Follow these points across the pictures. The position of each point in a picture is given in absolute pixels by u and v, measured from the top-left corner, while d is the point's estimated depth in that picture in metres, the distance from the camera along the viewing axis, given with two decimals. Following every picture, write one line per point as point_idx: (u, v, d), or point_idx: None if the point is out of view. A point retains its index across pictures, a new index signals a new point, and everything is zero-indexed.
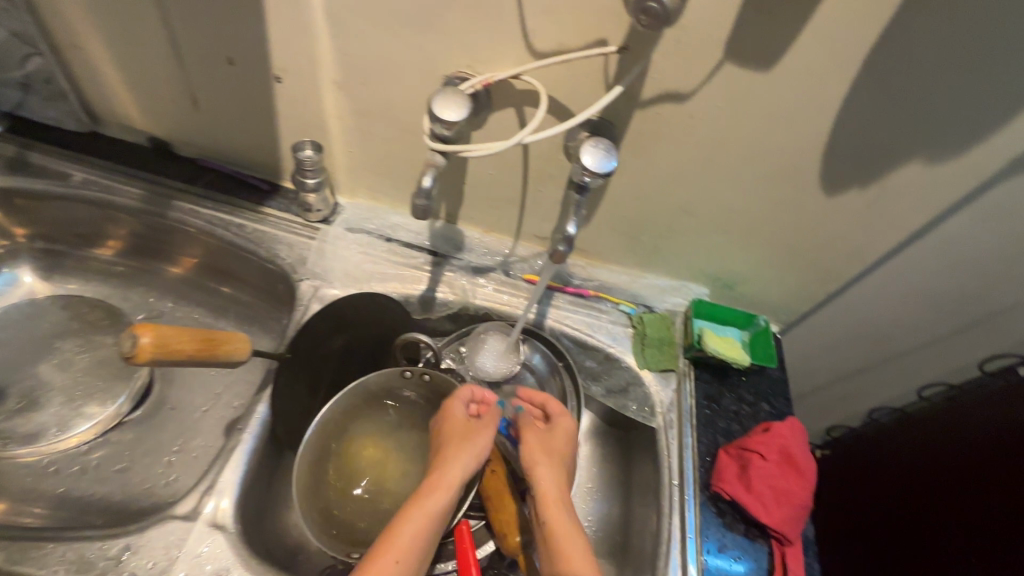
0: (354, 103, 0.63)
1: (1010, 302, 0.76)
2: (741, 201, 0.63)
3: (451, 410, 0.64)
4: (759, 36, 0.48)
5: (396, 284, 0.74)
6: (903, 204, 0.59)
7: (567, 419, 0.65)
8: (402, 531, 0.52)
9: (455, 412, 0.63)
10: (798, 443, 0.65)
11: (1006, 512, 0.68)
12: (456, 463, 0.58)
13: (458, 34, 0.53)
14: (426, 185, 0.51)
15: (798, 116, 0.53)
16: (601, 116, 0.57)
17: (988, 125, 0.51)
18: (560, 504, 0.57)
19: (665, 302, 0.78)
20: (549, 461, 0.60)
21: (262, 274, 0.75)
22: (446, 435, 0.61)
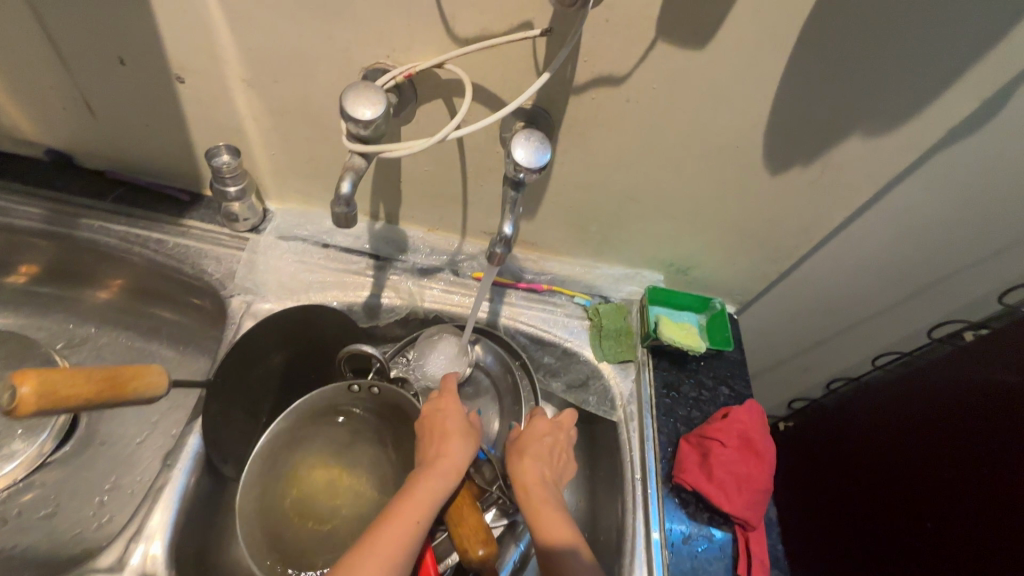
0: (269, 102, 0.58)
1: (952, 267, 0.77)
2: (688, 185, 0.62)
3: (451, 398, 0.63)
4: (690, 14, 0.45)
5: (337, 293, 0.70)
6: (847, 180, 0.58)
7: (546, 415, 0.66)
8: (408, 510, 0.52)
9: (455, 402, 0.63)
10: (756, 426, 0.64)
11: (964, 484, 0.69)
12: (458, 450, 0.58)
13: (371, 21, 0.49)
14: (346, 191, 0.47)
15: (736, 96, 0.51)
16: (535, 104, 0.54)
17: (923, 96, 0.50)
18: (546, 492, 0.58)
19: (621, 291, 0.77)
20: (532, 454, 0.61)
21: (191, 291, 0.70)
22: (453, 422, 0.61)
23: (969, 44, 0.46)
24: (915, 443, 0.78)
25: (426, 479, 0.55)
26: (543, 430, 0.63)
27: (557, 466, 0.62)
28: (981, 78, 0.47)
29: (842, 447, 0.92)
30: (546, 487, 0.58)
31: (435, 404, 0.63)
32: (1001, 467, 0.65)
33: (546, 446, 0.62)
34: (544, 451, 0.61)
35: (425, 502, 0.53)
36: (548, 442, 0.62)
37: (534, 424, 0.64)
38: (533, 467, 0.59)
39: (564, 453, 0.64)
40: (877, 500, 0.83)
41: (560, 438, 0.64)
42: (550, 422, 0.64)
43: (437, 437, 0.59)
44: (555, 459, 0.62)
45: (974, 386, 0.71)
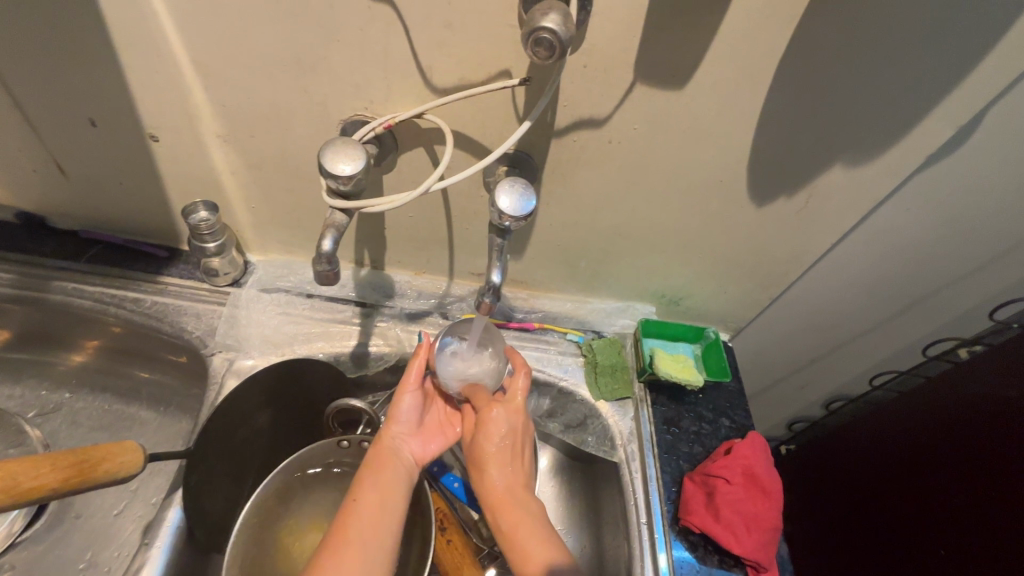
0: (245, 156, 0.57)
1: (940, 283, 0.78)
2: (673, 219, 0.61)
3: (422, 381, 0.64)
4: (667, 56, 0.45)
5: (323, 344, 0.67)
6: (832, 208, 0.59)
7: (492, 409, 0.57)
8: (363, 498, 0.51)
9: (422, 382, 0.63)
10: (761, 460, 0.62)
11: (976, 507, 0.67)
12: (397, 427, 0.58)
13: (347, 75, 0.48)
14: (327, 249, 0.46)
15: (715, 134, 0.52)
16: (517, 149, 0.53)
17: (901, 126, 0.50)
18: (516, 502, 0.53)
19: (614, 325, 0.76)
20: (494, 461, 0.55)
21: (171, 349, 0.67)
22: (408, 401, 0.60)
23: (940, 75, 0.46)
24: (916, 463, 0.77)
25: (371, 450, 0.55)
26: (490, 427, 0.56)
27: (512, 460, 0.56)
28: (956, 106, 0.48)
29: (845, 469, 0.90)
30: (517, 496, 0.54)
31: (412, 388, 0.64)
32: (1009, 487, 0.64)
33: (501, 438, 0.56)
34: (501, 456, 0.56)
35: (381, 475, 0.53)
36: (502, 435, 0.56)
37: (484, 418, 0.56)
38: (502, 474, 0.55)
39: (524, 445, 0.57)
40: (884, 524, 0.81)
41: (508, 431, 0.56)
42: (499, 411, 0.57)
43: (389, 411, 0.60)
44: (515, 452, 0.56)
45: (973, 406, 0.70)
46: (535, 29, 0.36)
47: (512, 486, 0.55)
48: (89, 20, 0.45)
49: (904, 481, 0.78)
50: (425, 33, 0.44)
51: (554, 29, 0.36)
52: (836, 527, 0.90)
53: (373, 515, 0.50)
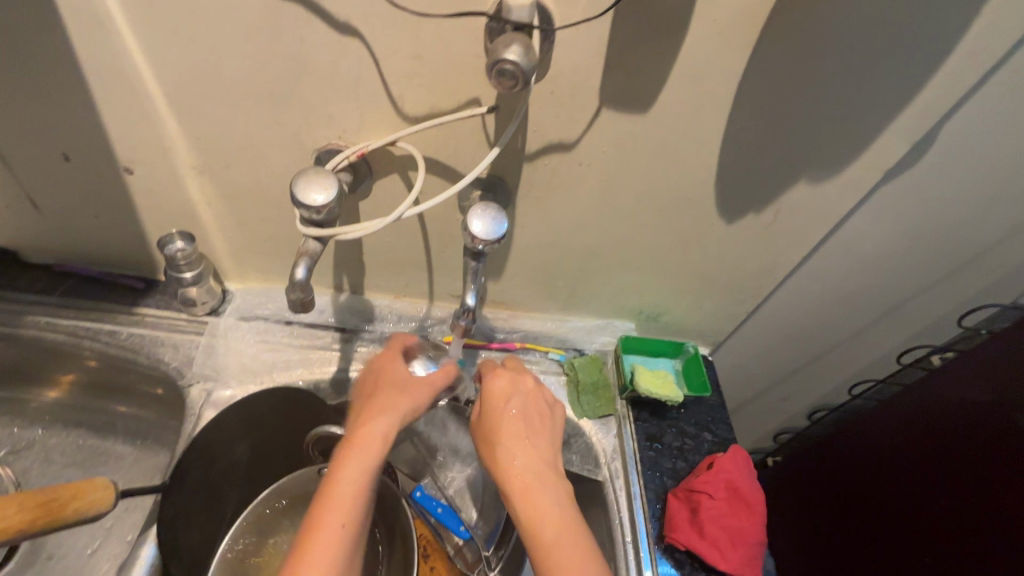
0: (221, 187, 0.57)
1: (912, 291, 0.80)
2: (646, 238, 0.63)
3: (388, 357, 0.55)
4: (630, 84, 0.47)
5: (302, 371, 0.67)
6: (799, 223, 0.60)
7: (498, 380, 0.53)
8: (339, 500, 0.44)
9: (394, 362, 0.54)
10: (743, 474, 0.62)
11: (957, 513, 0.68)
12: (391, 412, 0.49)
13: (320, 106, 0.49)
14: (300, 277, 0.46)
15: (680, 154, 0.53)
16: (490, 173, 0.55)
17: (857, 144, 0.52)
18: (538, 491, 0.48)
19: (594, 343, 0.76)
20: (508, 442, 0.50)
21: (148, 381, 0.67)
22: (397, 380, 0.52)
23: (893, 93, 0.48)
24: (897, 470, 0.78)
25: (368, 453, 0.46)
26: (500, 404, 0.52)
27: (528, 436, 0.51)
28: (907, 124, 0.50)
29: (828, 478, 0.91)
30: (540, 482, 0.48)
31: (368, 365, 0.55)
32: (988, 492, 0.65)
33: (515, 414, 0.52)
34: (517, 433, 0.51)
35: (364, 472, 0.45)
36: (514, 411, 0.52)
37: (492, 389, 0.53)
38: (521, 456, 0.49)
39: (539, 420, 0.53)
40: (868, 532, 0.81)
41: (519, 407, 0.52)
42: (507, 381, 0.53)
43: (369, 398, 0.50)
44: (532, 428, 0.52)
45: (947, 412, 0.72)
46: (498, 61, 0.38)
47: (534, 469, 0.49)
48: (63, 58, 0.46)
49: (887, 489, 0.79)
50: (396, 66, 0.46)
51: (516, 61, 0.38)
52: (821, 537, 0.91)
53: (352, 518, 0.44)
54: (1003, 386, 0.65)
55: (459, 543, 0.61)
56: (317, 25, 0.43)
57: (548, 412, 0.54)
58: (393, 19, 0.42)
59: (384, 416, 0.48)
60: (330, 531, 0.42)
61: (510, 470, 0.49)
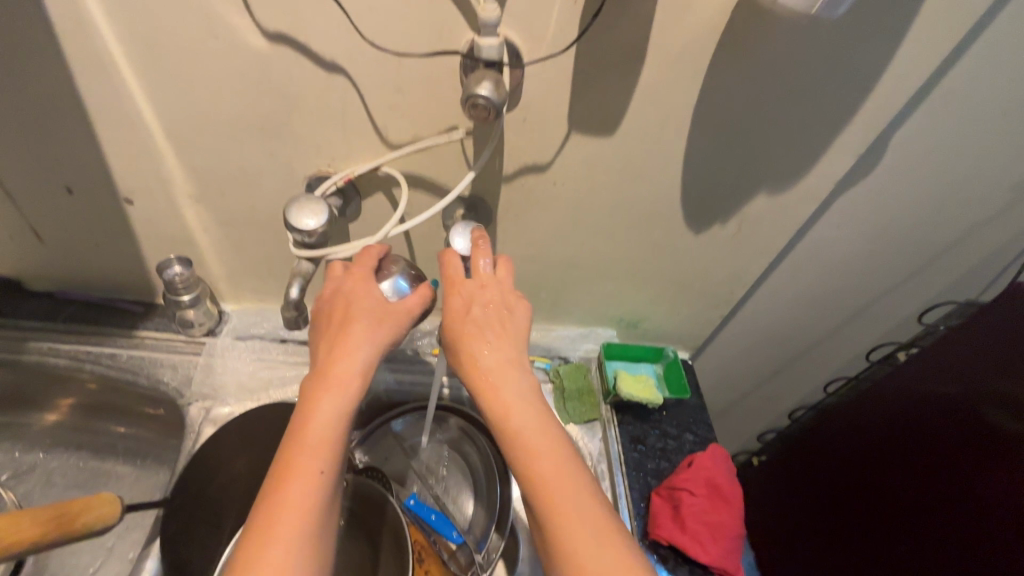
0: (218, 214, 0.61)
1: (878, 292, 0.84)
2: (621, 249, 0.67)
3: (356, 277, 0.49)
4: (595, 111, 0.51)
5: (297, 387, 0.69)
6: (762, 232, 0.65)
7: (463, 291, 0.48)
8: (312, 434, 0.41)
9: (366, 283, 0.49)
10: (721, 471, 0.66)
11: (928, 504, 0.72)
12: (361, 344, 0.45)
13: (309, 137, 0.53)
14: (293, 296, 0.50)
15: (647, 171, 0.57)
16: (471, 194, 0.59)
17: (809, 159, 0.57)
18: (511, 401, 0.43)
19: (578, 350, 0.80)
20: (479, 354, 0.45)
21: (148, 401, 0.69)
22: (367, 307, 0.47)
23: (837, 112, 0.52)
24: (872, 472, 0.82)
25: (341, 391, 0.43)
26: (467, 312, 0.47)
27: (492, 345, 0.46)
28: (852, 140, 0.54)
29: (810, 473, 0.95)
30: (515, 393, 0.44)
31: (333, 283, 0.49)
32: (956, 482, 0.68)
33: (487, 323, 0.47)
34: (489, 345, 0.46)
35: (338, 407, 0.42)
36: (486, 320, 0.47)
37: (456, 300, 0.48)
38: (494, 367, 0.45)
39: (503, 326, 0.47)
40: (850, 524, 0.85)
41: (483, 318, 0.47)
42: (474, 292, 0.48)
43: (337, 329, 0.46)
44: (505, 335, 0.47)
45: (912, 415, 0.76)
46: (471, 96, 0.42)
47: (510, 386, 0.44)
48: (67, 99, 0.50)
49: (866, 481, 0.82)
50: (379, 98, 0.49)
51: (487, 95, 0.42)
52: (808, 531, 0.94)
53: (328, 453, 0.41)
54: (963, 391, 0.69)
55: (452, 547, 0.63)
56: (305, 66, 0.47)
57: (512, 315, 0.48)
58: (376, 59, 0.46)
59: (356, 351, 0.44)
60: (305, 475, 0.39)
61: (482, 379, 0.45)
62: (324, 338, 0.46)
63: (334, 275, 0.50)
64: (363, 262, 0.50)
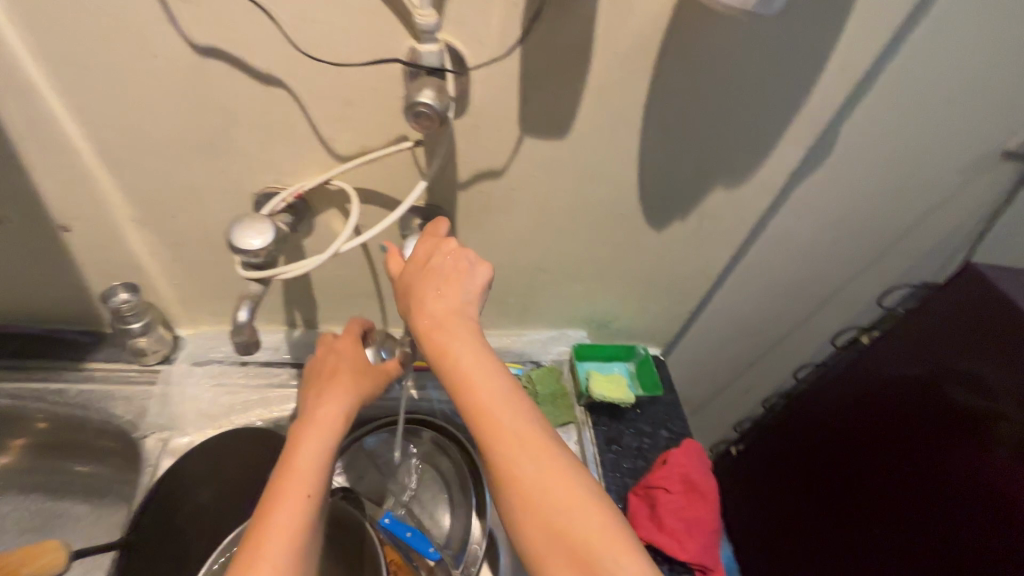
0: (164, 236, 0.58)
1: (840, 277, 0.85)
2: (584, 250, 0.67)
3: (346, 338, 0.54)
4: (547, 113, 0.50)
5: (261, 411, 0.67)
6: (723, 224, 0.65)
7: (421, 245, 0.47)
8: (297, 466, 0.42)
9: (355, 345, 0.54)
10: (696, 467, 0.66)
11: (903, 487, 0.72)
12: (342, 388, 0.48)
13: (254, 152, 0.51)
14: (242, 320, 0.47)
15: (604, 171, 0.57)
16: (428, 202, 0.57)
17: (762, 151, 0.57)
18: (473, 364, 0.42)
19: (550, 353, 0.79)
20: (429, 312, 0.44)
21: (103, 436, 0.66)
22: (347, 360, 0.52)
23: (785, 104, 0.53)
24: (847, 459, 0.82)
25: (324, 423, 0.45)
26: (422, 263, 0.46)
27: (441, 295, 0.45)
28: (802, 131, 0.55)
29: (791, 461, 0.96)
30: (474, 352, 0.43)
31: (326, 346, 0.54)
32: (925, 461, 0.69)
33: (439, 283, 0.45)
34: (441, 302, 0.44)
35: (322, 441, 0.44)
36: (440, 281, 0.45)
37: (417, 250, 0.47)
38: (444, 318, 0.44)
39: (456, 277, 0.45)
40: (831, 512, 0.85)
41: (424, 274, 0.46)
42: (429, 248, 0.47)
43: (321, 382, 0.49)
44: (455, 288, 0.45)
45: (882, 397, 0.77)
46: (413, 105, 0.40)
47: (471, 351, 0.43)
48: None
49: (843, 466, 0.83)
50: (323, 109, 0.48)
51: (430, 104, 0.40)
52: (792, 521, 0.94)
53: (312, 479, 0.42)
54: (927, 370, 0.70)
55: (430, 565, 0.61)
56: (241, 79, 0.45)
57: (467, 267, 0.46)
58: (315, 69, 0.45)
59: (341, 398, 0.47)
60: (291, 504, 0.40)
61: (435, 339, 0.43)
62: (312, 387, 0.50)
63: (327, 339, 0.55)
64: (352, 329, 0.55)
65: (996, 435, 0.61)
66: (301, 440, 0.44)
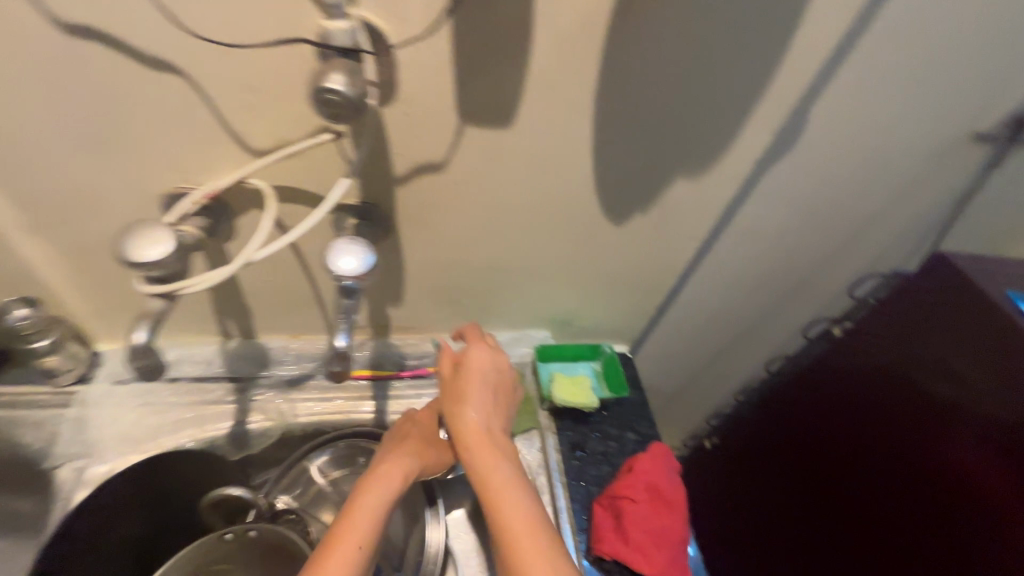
0: (64, 244, 0.51)
1: (811, 267, 0.83)
2: (541, 247, 0.62)
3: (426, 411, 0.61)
4: (487, 99, 0.45)
5: (193, 431, 0.61)
6: (687, 216, 0.61)
7: (478, 350, 0.56)
8: (365, 504, 0.45)
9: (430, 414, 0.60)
10: (662, 473, 0.63)
11: (887, 478, 0.69)
12: (414, 449, 0.54)
13: (155, 149, 0.45)
14: (139, 343, 0.41)
15: (556, 163, 0.52)
16: (362, 200, 0.52)
17: (725, 139, 0.53)
18: (494, 449, 0.50)
19: (512, 355, 0.75)
20: (473, 400, 0.53)
21: (11, 467, 0.59)
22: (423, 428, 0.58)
23: (748, 87, 0.48)
24: (831, 452, 0.79)
25: (395, 471, 0.49)
26: (475, 364, 0.55)
27: (485, 397, 0.54)
28: (767, 117, 0.51)
29: (771, 454, 0.93)
30: (498, 445, 0.50)
31: (407, 415, 0.61)
32: (905, 452, 0.66)
33: (485, 377, 0.55)
34: (482, 394, 0.54)
35: (392, 486, 0.48)
36: (487, 376, 0.55)
37: (473, 352, 0.56)
38: (482, 414, 0.52)
39: (504, 389, 0.57)
40: (815, 507, 0.82)
41: (471, 381, 0.54)
42: (485, 353, 0.56)
43: (394, 442, 0.55)
44: (500, 392, 0.56)
45: (857, 387, 0.75)
46: (320, 91, 0.35)
47: (501, 451, 0.50)
48: None
49: (823, 458, 0.81)
50: (228, 97, 0.42)
51: (339, 91, 0.35)
52: (777, 517, 0.91)
53: (376, 521, 0.44)
54: (899, 355, 0.68)
55: None
56: (124, 63, 0.39)
57: (506, 375, 0.57)
58: (211, 52, 0.39)
59: (410, 457, 0.52)
60: (352, 545, 0.42)
61: (472, 428, 0.50)
62: (385, 445, 0.55)
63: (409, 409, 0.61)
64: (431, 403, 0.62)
65: (972, 414, 0.59)
66: (375, 480, 0.48)
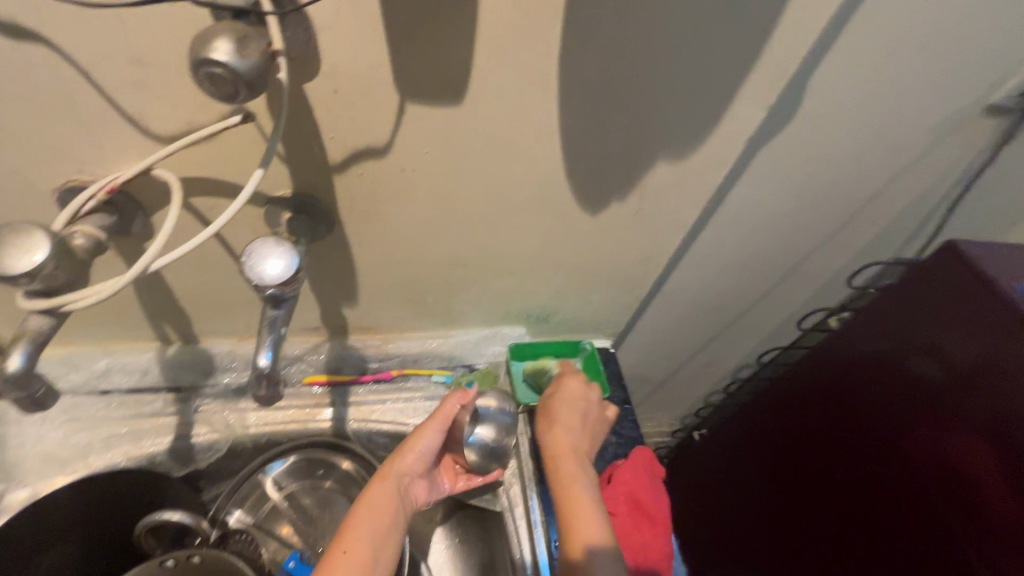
0: None
1: (805, 253, 0.77)
2: (508, 239, 0.56)
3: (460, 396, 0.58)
4: (430, 72, 0.38)
5: (127, 448, 0.56)
6: (670, 203, 0.55)
7: (573, 380, 0.62)
8: (377, 498, 0.48)
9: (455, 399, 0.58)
10: (643, 484, 0.58)
11: (877, 480, 0.65)
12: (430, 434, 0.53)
13: (36, 136, 0.38)
14: (15, 368, 0.35)
15: (519, 145, 0.45)
16: (296, 193, 0.45)
17: (712, 115, 0.46)
18: (575, 463, 0.54)
19: (484, 355, 0.70)
20: (562, 420, 0.58)
21: None
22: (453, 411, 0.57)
23: (739, 54, 0.41)
24: (818, 450, 0.75)
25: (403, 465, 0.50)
26: (567, 392, 0.61)
27: (575, 421, 0.58)
28: (760, 89, 0.44)
29: (759, 449, 0.88)
30: (579, 462, 0.54)
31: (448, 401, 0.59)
32: (897, 453, 0.61)
33: (577, 409, 0.59)
34: (572, 419, 0.58)
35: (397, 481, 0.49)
36: (577, 406, 0.59)
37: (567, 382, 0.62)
38: (568, 435, 0.57)
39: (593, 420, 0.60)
40: (802, 507, 0.78)
41: (563, 408, 0.59)
42: (579, 386, 0.62)
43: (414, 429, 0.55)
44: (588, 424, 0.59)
45: (848, 381, 0.70)
46: (203, 64, 0.28)
47: (580, 467, 0.54)
48: None
49: (810, 455, 0.76)
50: (111, 73, 0.34)
51: (223, 61, 0.28)
52: (764, 516, 0.87)
53: (382, 519, 0.47)
54: (890, 346, 0.63)
55: None
56: None
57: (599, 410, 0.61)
58: (77, 15, 0.31)
59: (421, 448, 0.52)
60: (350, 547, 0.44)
61: (558, 446, 0.56)
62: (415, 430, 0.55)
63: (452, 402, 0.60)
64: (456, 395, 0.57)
65: (965, 412, 0.54)
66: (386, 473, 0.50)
